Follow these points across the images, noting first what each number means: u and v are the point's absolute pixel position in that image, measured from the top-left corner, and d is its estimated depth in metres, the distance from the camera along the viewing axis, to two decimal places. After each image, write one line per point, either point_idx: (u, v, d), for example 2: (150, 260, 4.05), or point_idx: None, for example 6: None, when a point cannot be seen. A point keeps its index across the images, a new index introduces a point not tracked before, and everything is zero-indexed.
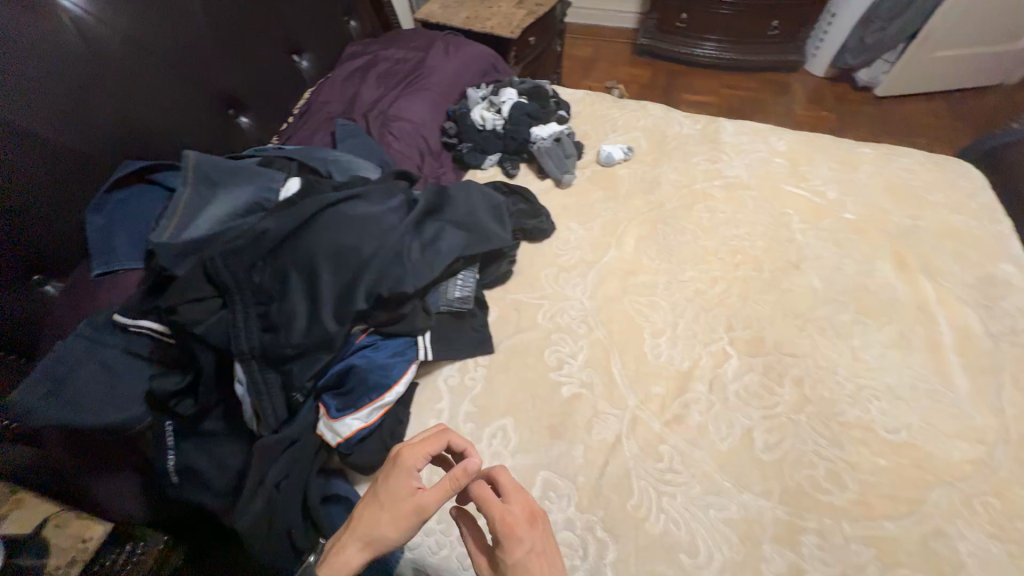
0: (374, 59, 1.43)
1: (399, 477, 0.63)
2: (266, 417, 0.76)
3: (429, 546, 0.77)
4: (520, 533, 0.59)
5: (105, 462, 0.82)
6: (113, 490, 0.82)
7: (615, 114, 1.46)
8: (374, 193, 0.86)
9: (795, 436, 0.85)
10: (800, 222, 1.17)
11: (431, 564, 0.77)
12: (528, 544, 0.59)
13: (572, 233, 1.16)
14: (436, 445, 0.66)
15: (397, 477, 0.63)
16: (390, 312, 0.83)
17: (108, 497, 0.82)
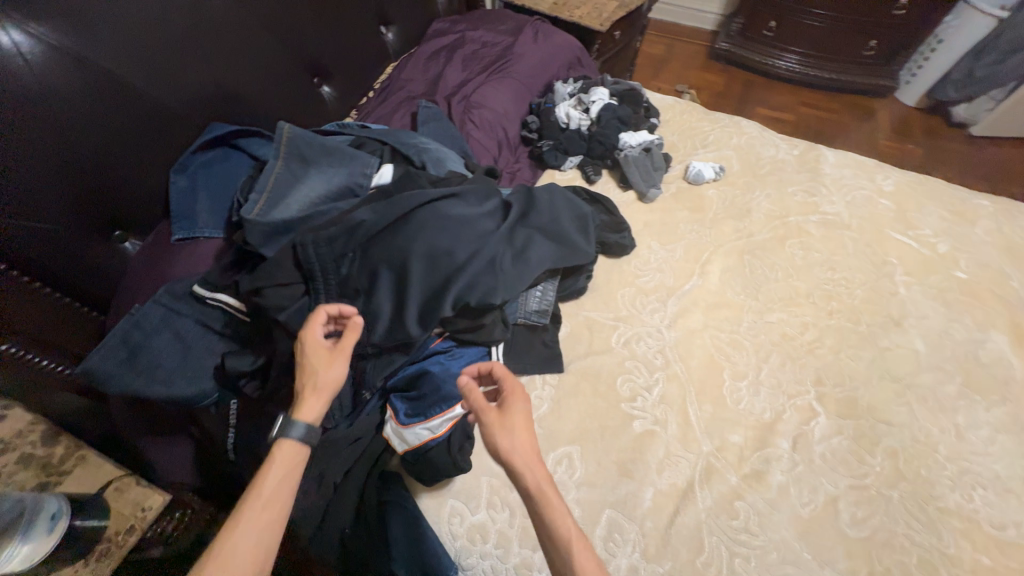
0: (461, 39, 1.36)
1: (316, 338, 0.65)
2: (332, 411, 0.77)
3: (483, 570, 0.74)
4: (507, 391, 0.65)
5: (163, 428, 0.82)
6: (170, 458, 0.82)
7: (706, 128, 1.36)
8: (468, 195, 0.82)
9: (885, 514, 0.78)
10: (903, 274, 1.07)
11: None
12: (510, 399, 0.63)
13: (653, 253, 1.09)
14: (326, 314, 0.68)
15: (309, 347, 0.64)
16: (471, 321, 0.78)
17: (165, 463, 0.82)
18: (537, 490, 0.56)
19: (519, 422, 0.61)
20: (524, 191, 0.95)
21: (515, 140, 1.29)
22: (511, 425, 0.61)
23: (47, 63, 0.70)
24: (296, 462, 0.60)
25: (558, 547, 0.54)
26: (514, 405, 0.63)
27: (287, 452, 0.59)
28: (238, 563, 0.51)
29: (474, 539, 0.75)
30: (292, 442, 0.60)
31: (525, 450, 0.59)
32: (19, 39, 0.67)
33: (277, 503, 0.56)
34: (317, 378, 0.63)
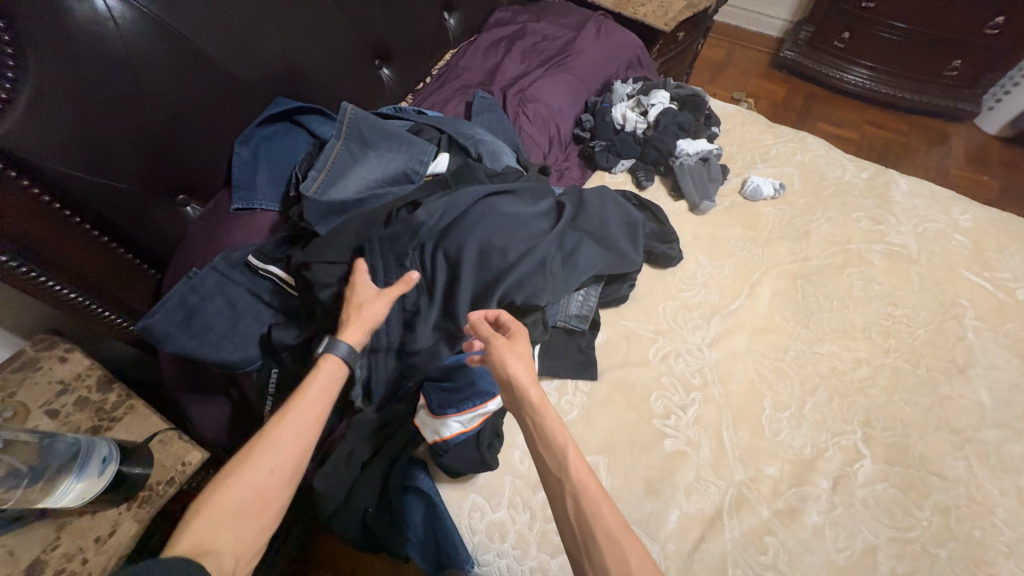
0: (523, 30, 1.33)
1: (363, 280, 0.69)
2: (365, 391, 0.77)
3: (500, 568, 0.73)
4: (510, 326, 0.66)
5: (205, 388, 0.85)
6: (209, 416, 0.86)
7: (768, 141, 1.29)
8: (520, 194, 0.82)
9: (929, 573, 0.73)
10: (973, 318, 0.99)
11: None
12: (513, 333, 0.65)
13: (700, 268, 1.05)
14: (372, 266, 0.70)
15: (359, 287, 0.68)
16: (513, 319, 0.77)
17: (206, 421, 0.86)
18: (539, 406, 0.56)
19: (522, 351, 0.62)
20: (576, 190, 0.94)
21: (567, 137, 1.26)
22: (513, 350, 0.61)
23: (135, 29, 0.72)
24: (337, 376, 0.62)
25: (555, 463, 0.54)
26: (519, 337, 0.64)
27: (329, 366, 0.61)
28: (280, 453, 0.53)
29: (493, 537, 0.74)
30: (334, 359, 0.62)
31: (529, 372, 0.59)
32: (112, 5, 0.70)
33: (316, 405, 0.58)
34: (363, 307, 0.66)
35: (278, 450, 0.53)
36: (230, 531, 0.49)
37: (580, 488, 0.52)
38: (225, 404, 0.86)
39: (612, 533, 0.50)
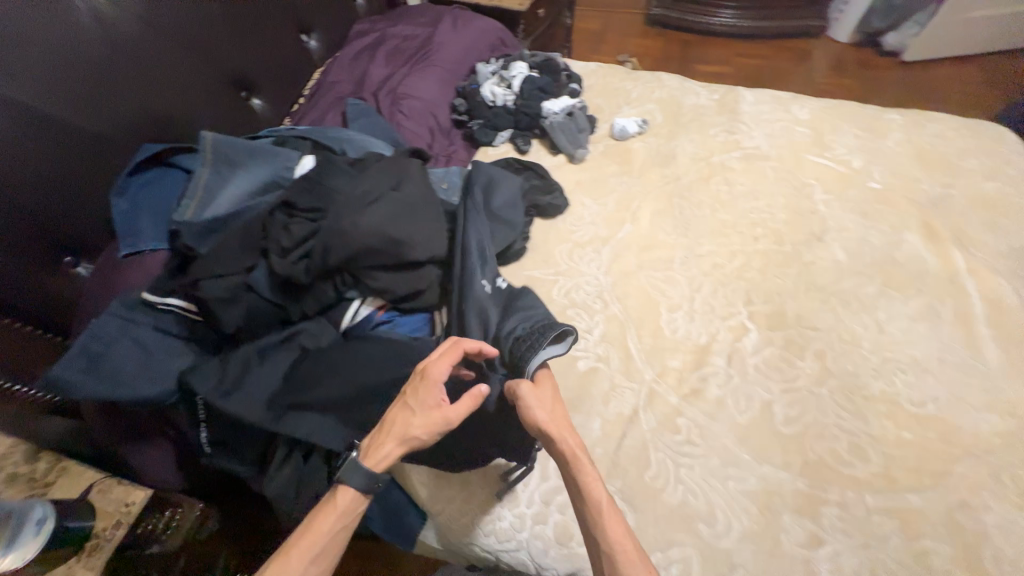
0: (382, 36, 1.41)
1: (441, 370, 0.68)
2: None
3: (451, 513, 0.81)
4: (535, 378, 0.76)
5: (137, 434, 0.86)
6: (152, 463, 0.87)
7: (629, 87, 1.41)
8: (386, 169, 0.85)
9: (816, 409, 0.84)
10: (822, 192, 1.13)
11: (452, 529, 0.82)
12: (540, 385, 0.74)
13: (586, 209, 1.14)
14: (454, 356, 0.70)
15: (423, 394, 0.67)
16: (410, 289, 0.83)
17: (143, 466, 0.86)
18: (572, 451, 0.67)
19: (552, 401, 0.73)
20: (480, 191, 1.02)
21: (447, 125, 1.34)
22: (544, 403, 0.71)
23: None
24: (357, 507, 0.65)
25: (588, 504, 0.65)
26: (544, 392, 0.73)
27: (348, 499, 0.65)
28: None
29: (438, 488, 0.83)
30: (355, 490, 0.65)
31: (563, 425, 0.69)
32: None
33: (320, 545, 0.62)
34: (409, 428, 0.65)
35: None
36: None
37: (613, 532, 0.63)
38: (167, 446, 0.88)
39: (629, 558, 0.61)
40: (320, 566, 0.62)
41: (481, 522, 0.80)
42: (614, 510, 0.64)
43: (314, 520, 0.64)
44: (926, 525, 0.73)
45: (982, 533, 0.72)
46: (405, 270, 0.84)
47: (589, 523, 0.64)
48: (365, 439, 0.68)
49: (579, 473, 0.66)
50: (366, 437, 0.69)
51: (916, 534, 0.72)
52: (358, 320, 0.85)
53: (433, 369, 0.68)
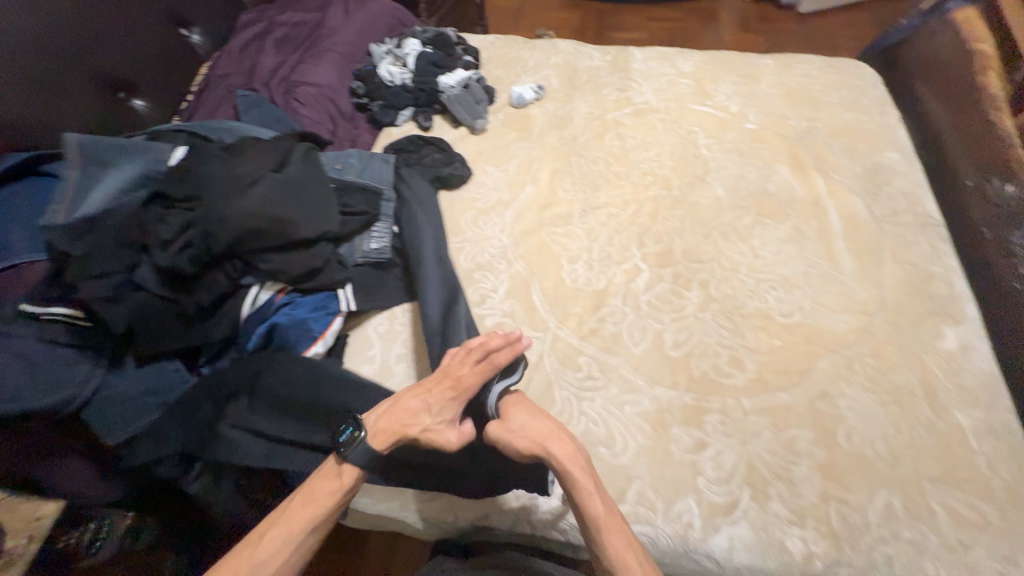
0: (270, 25, 1.38)
1: (472, 380, 0.75)
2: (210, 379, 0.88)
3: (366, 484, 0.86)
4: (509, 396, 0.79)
5: (42, 457, 0.79)
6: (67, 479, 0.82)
7: (526, 55, 1.44)
8: (262, 152, 0.86)
9: (700, 332, 0.93)
10: (705, 138, 1.21)
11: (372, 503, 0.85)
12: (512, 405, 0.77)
13: (489, 177, 1.18)
14: (485, 374, 0.76)
15: (442, 403, 0.74)
16: (304, 267, 0.85)
17: (61, 483, 0.81)
18: (565, 462, 0.70)
19: (529, 416, 0.75)
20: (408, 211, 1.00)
21: (349, 109, 1.32)
22: (524, 423, 0.74)
23: None
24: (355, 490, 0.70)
25: (588, 515, 0.68)
26: (528, 415, 0.76)
27: (349, 480, 0.69)
28: (274, 548, 0.64)
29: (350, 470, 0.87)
30: (355, 467, 0.69)
31: (553, 443, 0.72)
32: None
33: (316, 520, 0.67)
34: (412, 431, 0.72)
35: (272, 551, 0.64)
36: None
37: (612, 535, 0.67)
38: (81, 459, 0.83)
39: (625, 555, 0.66)
40: (311, 540, 0.67)
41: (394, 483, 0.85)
42: (613, 511, 0.69)
43: (315, 494, 0.68)
44: (793, 416, 0.82)
45: (838, 415, 0.81)
46: (298, 248, 0.85)
47: (589, 528, 0.68)
48: (370, 420, 0.73)
49: (577, 484, 0.69)
50: (373, 415, 0.74)
51: (785, 425, 0.82)
52: (258, 306, 0.87)
53: (462, 376, 0.75)
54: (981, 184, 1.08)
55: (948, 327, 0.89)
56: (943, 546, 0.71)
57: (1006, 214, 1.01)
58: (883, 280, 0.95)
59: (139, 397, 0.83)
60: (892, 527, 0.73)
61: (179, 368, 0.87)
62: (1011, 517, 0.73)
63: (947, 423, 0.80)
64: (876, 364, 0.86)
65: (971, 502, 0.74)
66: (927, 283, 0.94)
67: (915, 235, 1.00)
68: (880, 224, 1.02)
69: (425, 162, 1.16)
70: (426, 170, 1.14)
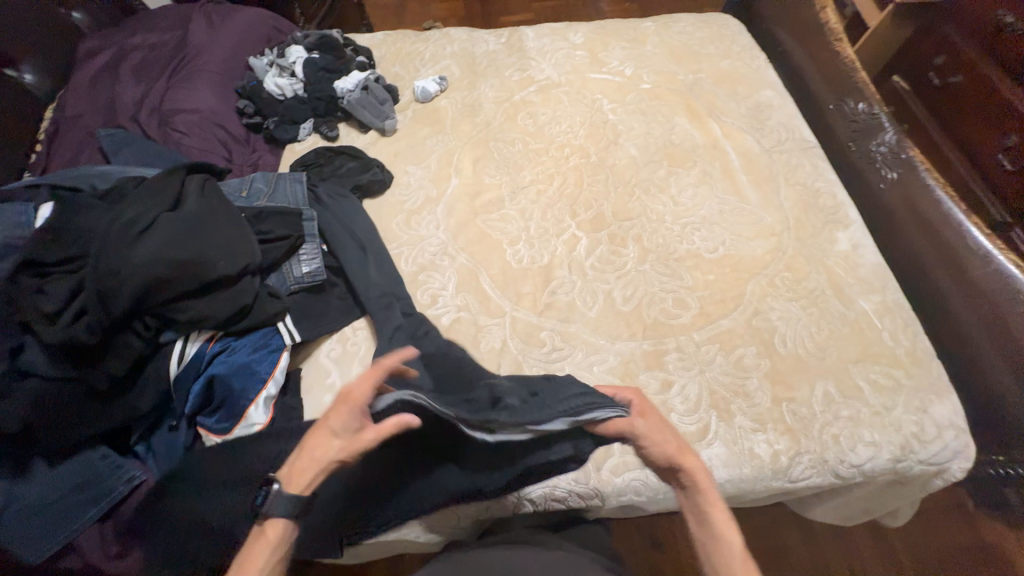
0: (122, 52, 1.22)
1: (361, 393, 0.59)
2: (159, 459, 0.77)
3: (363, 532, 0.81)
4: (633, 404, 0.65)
5: None
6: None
7: (421, 48, 1.41)
8: (146, 192, 0.77)
9: (644, 283, 0.99)
10: (608, 103, 1.27)
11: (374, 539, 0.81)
12: (647, 412, 0.64)
13: (411, 176, 1.15)
14: (368, 378, 0.60)
15: (343, 424, 0.58)
16: (229, 307, 0.77)
17: None
18: (703, 482, 0.59)
19: (663, 426, 0.63)
20: (352, 240, 0.96)
21: (241, 132, 1.21)
22: (661, 438, 0.62)
23: None
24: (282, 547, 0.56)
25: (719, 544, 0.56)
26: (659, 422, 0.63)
27: (274, 539, 0.55)
28: None
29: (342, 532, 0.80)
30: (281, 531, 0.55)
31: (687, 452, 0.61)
32: None
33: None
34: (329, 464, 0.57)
35: None
36: None
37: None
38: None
39: None
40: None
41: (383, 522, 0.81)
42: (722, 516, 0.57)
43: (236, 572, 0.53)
44: (736, 338, 0.91)
45: (771, 327, 0.92)
46: (219, 288, 0.77)
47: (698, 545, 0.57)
48: (286, 462, 0.58)
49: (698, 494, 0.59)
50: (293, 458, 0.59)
51: (732, 348, 0.90)
52: (188, 361, 0.78)
53: (356, 391, 0.59)
54: (840, 105, 1.24)
55: (840, 232, 1.03)
56: (872, 413, 0.84)
57: (863, 128, 1.18)
58: (782, 203, 1.07)
59: (65, 496, 0.72)
60: (833, 409, 0.84)
61: (107, 454, 0.77)
62: (916, 375, 0.87)
63: (856, 311, 0.93)
64: (792, 276, 0.97)
65: (886, 372, 0.87)
66: (817, 198, 1.08)
67: (799, 159, 1.14)
68: (770, 155, 1.15)
69: (341, 173, 1.10)
70: (343, 180, 1.08)
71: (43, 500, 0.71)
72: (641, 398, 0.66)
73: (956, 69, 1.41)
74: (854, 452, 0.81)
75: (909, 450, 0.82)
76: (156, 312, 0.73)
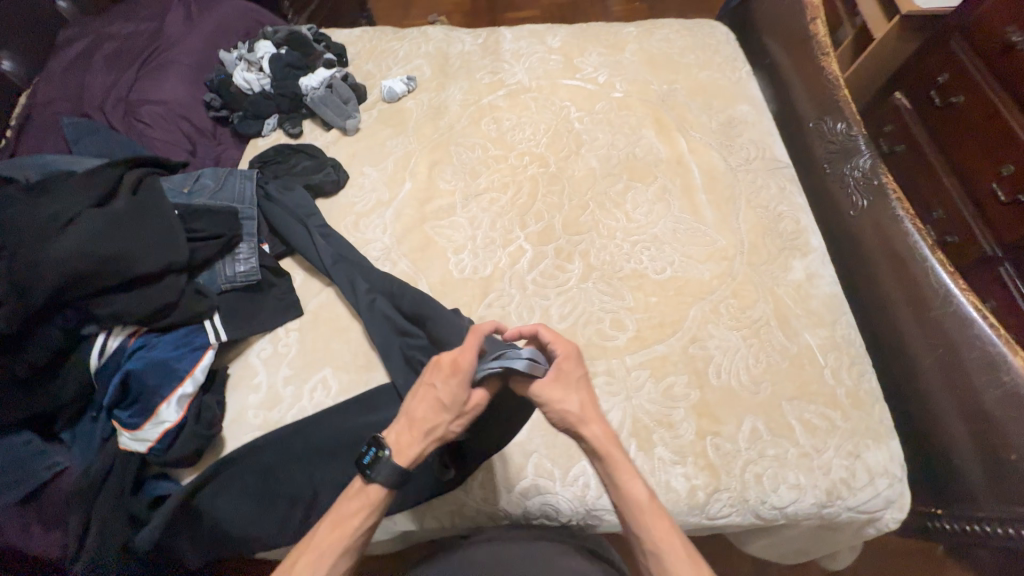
0: (99, 41, 1.24)
1: (471, 362, 0.62)
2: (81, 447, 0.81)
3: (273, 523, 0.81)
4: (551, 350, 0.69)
5: None
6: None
7: (395, 46, 1.39)
8: (77, 188, 0.79)
9: (584, 301, 0.96)
10: (576, 111, 1.23)
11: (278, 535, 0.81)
12: (562, 375, 0.66)
13: (366, 178, 1.14)
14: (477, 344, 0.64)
15: (448, 392, 0.62)
16: (151, 304, 0.79)
17: None
18: (601, 449, 0.63)
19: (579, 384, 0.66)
20: (300, 225, 0.99)
21: (208, 125, 1.22)
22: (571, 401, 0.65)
23: None
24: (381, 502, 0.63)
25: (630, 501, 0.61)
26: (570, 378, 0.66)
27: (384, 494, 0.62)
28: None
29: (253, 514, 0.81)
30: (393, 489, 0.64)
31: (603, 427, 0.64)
32: None
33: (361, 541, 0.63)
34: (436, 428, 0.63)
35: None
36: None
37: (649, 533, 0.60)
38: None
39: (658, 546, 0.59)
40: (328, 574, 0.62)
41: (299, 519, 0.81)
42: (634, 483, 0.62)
43: (343, 520, 0.60)
44: (669, 365, 0.88)
45: (707, 355, 0.89)
46: (141, 285, 0.79)
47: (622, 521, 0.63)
48: (394, 434, 0.63)
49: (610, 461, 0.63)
50: (395, 429, 0.63)
51: (663, 375, 0.87)
52: (110, 354, 0.80)
53: (462, 362, 0.61)
54: (819, 124, 1.18)
55: (796, 260, 0.98)
56: (800, 455, 0.80)
57: (840, 149, 1.11)
58: (739, 226, 1.03)
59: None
60: (758, 447, 0.81)
61: (30, 440, 0.80)
62: (854, 418, 0.83)
63: (799, 345, 0.89)
64: (737, 303, 0.93)
65: (821, 412, 0.83)
66: (777, 222, 1.03)
67: (765, 179, 1.09)
68: (735, 173, 1.10)
69: (295, 171, 1.10)
70: (295, 179, 1.08)
71: None
72: (572, 356, 0.67)
73: (959, 87, 1.26)
74: (775, 494, 0.78)
75: (836, 496, 0.78)
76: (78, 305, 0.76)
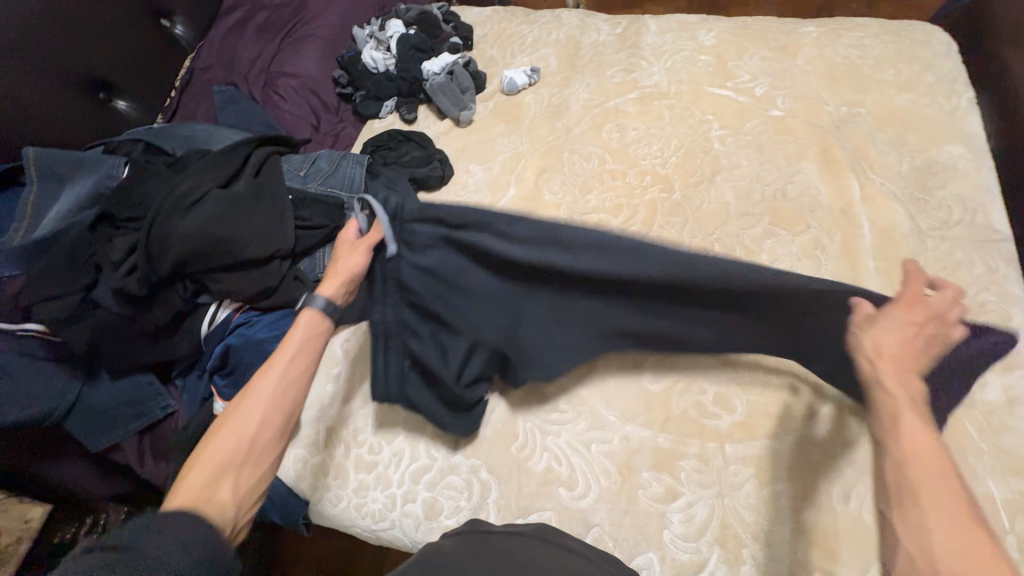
0: (254, 9, 1.31)
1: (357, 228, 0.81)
2: (189, 397, 0.90)
3: (330, 499, 0.83)
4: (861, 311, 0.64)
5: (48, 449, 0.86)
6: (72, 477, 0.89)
7: (525, 30, 1.28)
8: (208, 166, 0.85)
9: (686, 364, 0.82)
10: (719, 128, 1.04)
11: (333, 514, 0.83)
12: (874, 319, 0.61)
13: (471, 177, 1.09)
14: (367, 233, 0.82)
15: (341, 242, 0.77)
16: (257, 287, 0.83)
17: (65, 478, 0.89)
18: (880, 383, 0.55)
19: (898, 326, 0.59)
20: None
21: (333, 101, 1.23)
22: (865, 335, 0.60)
23: None
24: (310, 340, 0.68)
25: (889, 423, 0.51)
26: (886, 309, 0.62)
27: (307, 319, 0.69)
28: (251, 419, 0.60)
29: (317, 477, 0.84)
30: (321, 313, 0.70)
31: (893, 355, 0.57)
32: None
33: (297, 381, 0.65)
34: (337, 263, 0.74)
35: (252, 415, 0.60)
36: (224, 458, 0.57)
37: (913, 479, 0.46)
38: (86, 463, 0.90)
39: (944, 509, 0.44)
40: (289, 430, 0.63)
41: (358, 505, 0.82)
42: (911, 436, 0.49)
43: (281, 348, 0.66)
44: (781, 471, 0.72)
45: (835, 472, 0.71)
46: (250, 267, 0.84)
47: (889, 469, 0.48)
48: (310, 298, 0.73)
49: (877, 386, 0.55)
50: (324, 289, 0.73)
51: (770, 481, 0.72)
52: (218, 324, 0.88)
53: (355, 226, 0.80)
54: None
55: (994, 374, 0.74)
56: None
57: None
58: None
59: (115, 408, 0.86)
60: None
61: (153, 381, 0.88)
62: None
63: (973, 493, 0.67)
64: None
65: None
66: (975, 315, 0.78)
67: (967, 254, 0.82)
68: (923, 240, 0.85)
69: (402, 160, 1.08)
70: (402, 170, 1.06)
71: (102, 405, 0.85)
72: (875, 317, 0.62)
73: None
74: None
75: None
76: (199, 277, 0.83)
